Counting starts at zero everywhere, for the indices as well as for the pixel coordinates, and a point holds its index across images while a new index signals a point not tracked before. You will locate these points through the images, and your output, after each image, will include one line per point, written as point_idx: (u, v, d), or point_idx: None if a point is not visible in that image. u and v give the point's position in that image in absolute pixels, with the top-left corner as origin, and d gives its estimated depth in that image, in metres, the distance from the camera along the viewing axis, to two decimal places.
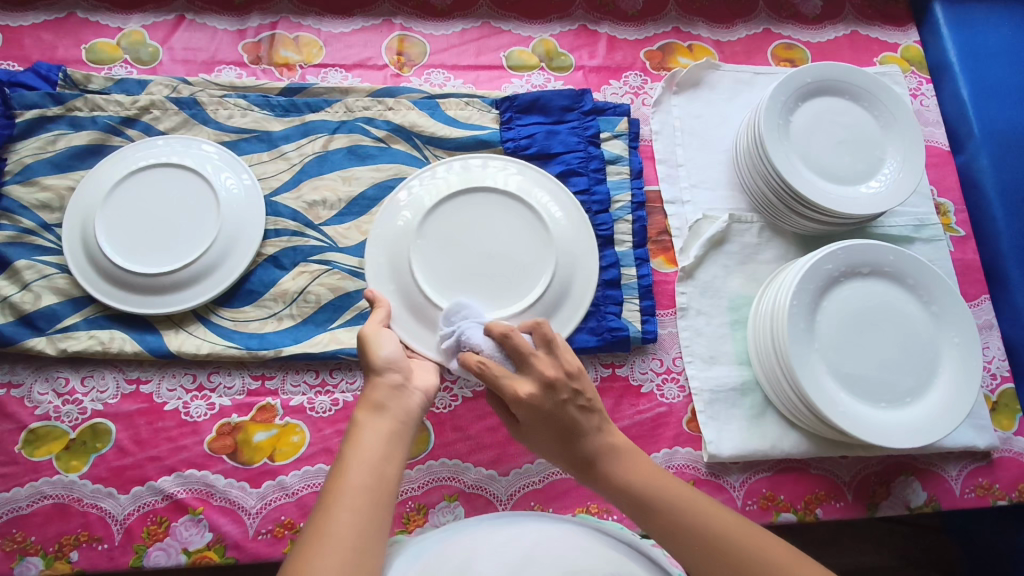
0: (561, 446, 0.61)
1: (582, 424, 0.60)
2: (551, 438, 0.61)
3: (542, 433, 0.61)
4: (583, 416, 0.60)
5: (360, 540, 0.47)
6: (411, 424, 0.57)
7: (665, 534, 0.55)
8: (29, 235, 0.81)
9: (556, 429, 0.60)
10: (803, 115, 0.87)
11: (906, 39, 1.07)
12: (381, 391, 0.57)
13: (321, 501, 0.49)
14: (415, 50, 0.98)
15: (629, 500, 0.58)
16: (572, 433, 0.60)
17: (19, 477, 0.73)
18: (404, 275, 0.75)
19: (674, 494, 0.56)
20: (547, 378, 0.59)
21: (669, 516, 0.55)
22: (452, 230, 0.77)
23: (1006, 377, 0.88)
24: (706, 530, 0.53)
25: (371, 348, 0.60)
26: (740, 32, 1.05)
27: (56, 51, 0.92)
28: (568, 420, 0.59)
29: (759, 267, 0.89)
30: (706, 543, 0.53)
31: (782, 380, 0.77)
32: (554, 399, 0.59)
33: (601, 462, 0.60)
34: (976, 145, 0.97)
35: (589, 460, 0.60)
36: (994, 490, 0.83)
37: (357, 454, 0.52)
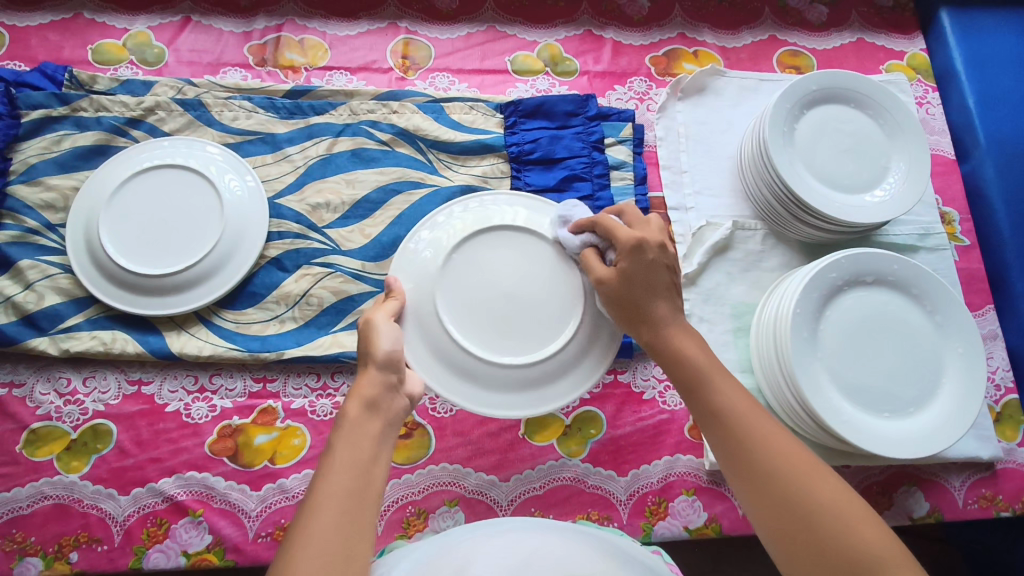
0: (636, 306, 0.60)
1: (668, 293, 0.61)
2: (631, 298, 0.60)
3: (630, 288, 0.60)
4: (670, 289, 0.61)
5: (348, 540, 0.47)
6: (396, 425, 0.56)
7: (706, 412, 0.57)
8: (32, 235, 0.81)
9: (647, 284, 0.60)
10: (809, 123, 0.87)
11: (912, 47, 1.07)
12: (375, 388, 0.56)
13: (306, 498, 0.49)
14: (420, 54, 0.98)
15: (681, 373, 0.59)
16: (656, 290, 0.60)
17: (20, 477, 0.73)
18: (428, 319, 0.65)
19: (727, 384, 0.58)
20: (661, 239, 0.62)
21: (716, 397, 0.57)
22: (482, 265, 0.66)
23: (1010, 388, 0.88)
24: (742, 422, 0.55)
25: (371, 338, 0.59)
26: (746, 39, 1.05)
27: (62, 51, 0.92)
28: (660, 280, 0.61)
29: (762, 275, 0.88)
30: (741, 433, 0.54)
31: (784, 389, 0.76)
32: (659, 257, 0.61)
33: (669, 330, 0.60)
34: (982, 154, 0.96)
35: (655, 325, 0.61)
36: (998, 501, 0.82)
37: (343, 452, 0.51)
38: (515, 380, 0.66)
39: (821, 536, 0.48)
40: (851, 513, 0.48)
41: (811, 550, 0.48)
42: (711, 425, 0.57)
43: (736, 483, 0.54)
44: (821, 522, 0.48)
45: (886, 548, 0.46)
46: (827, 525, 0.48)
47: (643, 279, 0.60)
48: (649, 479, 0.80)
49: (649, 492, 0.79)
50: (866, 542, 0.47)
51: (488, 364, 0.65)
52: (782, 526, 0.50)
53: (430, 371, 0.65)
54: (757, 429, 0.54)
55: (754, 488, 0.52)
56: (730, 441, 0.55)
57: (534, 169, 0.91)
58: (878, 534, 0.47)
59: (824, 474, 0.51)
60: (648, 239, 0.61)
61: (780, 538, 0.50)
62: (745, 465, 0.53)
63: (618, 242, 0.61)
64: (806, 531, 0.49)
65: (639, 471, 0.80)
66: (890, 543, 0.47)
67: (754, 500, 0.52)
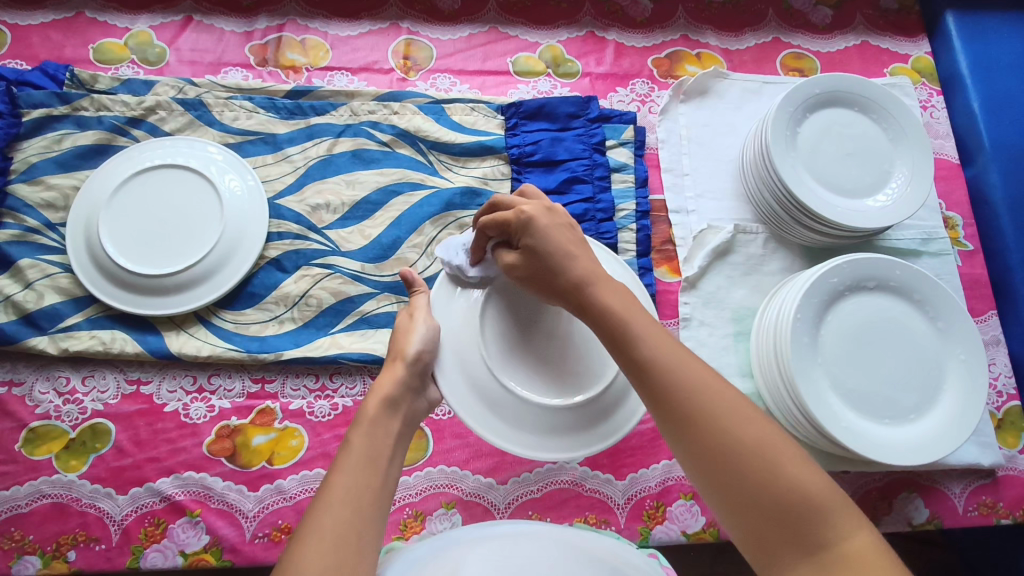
0: (550, 279, 0.56)
1: (578, 252, 0.57)
2: (543, 270, 0.57)
3: (542, 261, 0.57)
4: (579, 246, 0.57)
5: (359, 534, 0.47)
6: (411, 426, 0.60)
7: (635, 367, 0.50)
8: (33, 234, 0.81)
9: (556, 251, 0.56)
10: (812, 126, 0.87)
11: (917, 50, 1.06)
12: (397, 387, 0.59)
13: (320, 492, 0.50)
14: (422, 54, 0.98)
15: (607, 325, 0.52)
16: (565, 254, 0.56)
17: (18, 475, 0.74)
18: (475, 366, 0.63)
19: (657, 331, 0.51)
20: (547, 205, 0.60)
21: (645, 351, 0.50)
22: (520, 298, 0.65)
23: (1012, 395, 0.87)
24: (675, 376, 0.48)
25: (405, 335, 0.63)
26: (749, 41, 1.04)
27: (64, 50, 0.92)
28: (560, 242, 0.57)
29: (764, 278, 0.88)
30: (674, 388, 0.48)
31: (784, 394, 0.76)
32: (554, 221, 0.58)
33: (594, 287, 0.54)
34: (986, 159, 0.95)
35: (580, 285, 0.55)
36: (998, 509, 0.82)
37: (361, 450, 0.53)
38: (538, 420, 0.63)
39: (754, 476, 0.44)
40: (780, 452, 0.45)
41: (748, 501, 0.44)
42: (640, 382, 0.49)
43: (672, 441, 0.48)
44: (756, 475, 0.44)
45: (823, 492, 0.44)
46: (764, 476, 0.44)
47: (552, 244, 0.56)
48: (647, 483, 0.79)
49: (647, 496, 0.79)
50: (804, 487, 0.44)
51: (514, 399, 0.63)
52: (712, 472, 0.45)
53: (456, 396, 0.62)
54: (693, 381, 0.48)
55: (691, 444, 0.46)
56: (665, 397, 0.48)
57: (536, 171, 0.91)
58: (815, 477, 0.44)
59: (761, 422, 0.46)
60: (533, 208, 0.58)
61: (707, 476, 0.46)
62: (679, 423, 0.47)
63: (511, 226, 0.58)
64: (744, 484, 0.44)
65: (637, 475, 0.79)
66: (826, 485, 0.44)
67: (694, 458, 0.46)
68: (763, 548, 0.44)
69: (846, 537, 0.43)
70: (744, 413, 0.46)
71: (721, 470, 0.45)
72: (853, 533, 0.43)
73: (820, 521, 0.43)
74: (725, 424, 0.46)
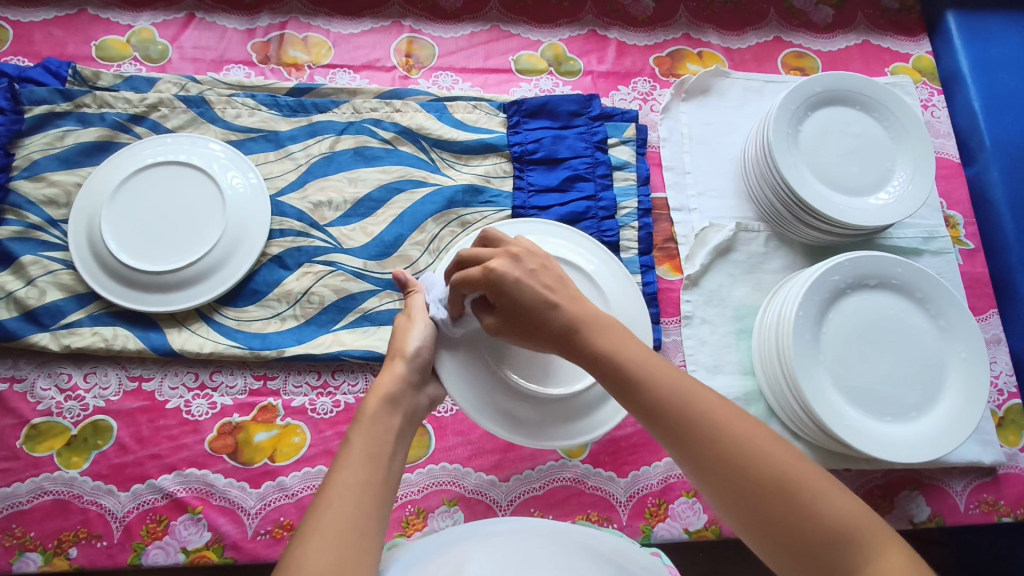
0: (529, 331, 0.55)
1: (556, 297, 0.55)
2: (522, 321, 0.55)
3: (518, 315, 0.55)
4: (556, 285, 0.56)
5: (359, 535, 0.47)
6: (412, 423, 0.59)
7: (646, 413, 0.49)
8: (35, 231, 0.81)
9: (531, 307, 0.54)
10: (813, 125, 0.87)
11: (918, 50, 1.06)
12: (397, 384, 0.58)
13: (321, 490, 0.49)
14: (424, 52, 0.98)
15: (610, 370, 0.51)
16: (541, 307, 0.54)
17: (20, 472, 0.73)
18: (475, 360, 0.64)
19: (658, 372, 0.50)
20: (512, 250, 0.56)
21: (652, 396, 0.49)
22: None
23: (1013, 393, 0.87)
24: (685, 417, 0.48)
25: (404, 333, 0.62)
26: (750, 40, 1.05)
27: (66, 47, 0.92)
28: (535, 289, 0.55)
29: (765, 276, 0.88)
30: (689, 430, 0.47)
31: (786, 392, 0.76)
32: (524, 270, 0.55)
33: (587, 330, 0.53)
34: (987, 158, 0.96)
35: (571, 328, 0.54)
36: (1000, 507, 0.82)
37: (363, 445, 0.53)
38: (537, 412, 0.65)
39: (780, 512, 0.44)
40: (805, 483, 0.44)
41: (779, 539, 0.44)
42: (653, 427, 0.49)
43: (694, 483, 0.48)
44: (780, 510, 0.44)
45: (848, 515, 0.43)
46: (790, 512, 0.44)
47: (522, 300, 0.54)
48: (649, 481, 0.79)
49: (649, 493, 0.79)
50: (828, 516, 0.43)
51: (514, 391, 0.64)
52: (742, 513, 0.45)
53: (458, 390, 0.63)
54: (702, 423, 0.47)
55: (714, 486, 0.46)
56: (679, 439, 0.48)
57: (538, 169, 0.91)
58: (839, 502, 0.44)
59: (779, 452, 0.46)
60: (500, 263, 0.55)
61: (736, 517, 0.46)
62: (698, 466, 0.47)
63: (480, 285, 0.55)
64: (772, 523, 0.44)
65: (639, 472, 0.80)
66: (850, 506, 0.44)
67: (720, 499, 0.46)
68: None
69: (878, 562, 0.42)
70: (758, 445, 0.46)
71: (747, 508, 0.45)
72: (884, 555, 0.42)
73: (850, 548, 0.42)
74: (742, 460, 0.45)
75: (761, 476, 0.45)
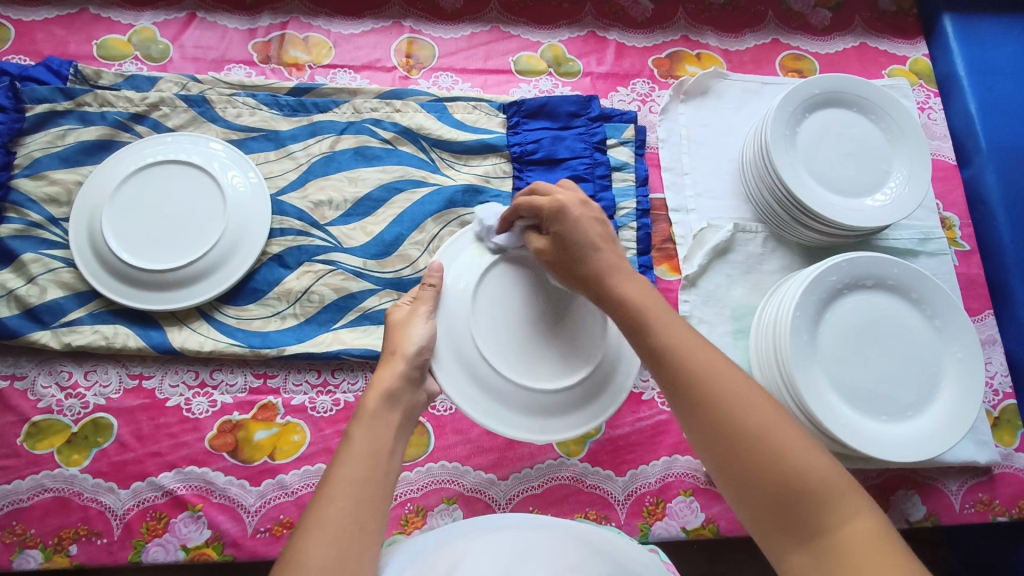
0: (571, 266, 0.60)
1: (605, 246, 0.60)
2: (569, 252, 0.60)
3: (568, 248, 0.60)
4: (607, 240, 0.61)
5: (360, 530, 0.47)
6: (412, 419, 0.58)
7: (650, 352, 0.54)
8: (36, 229, 0.81)
9: (579, 244, 0.60)
10: (810, 127, 0.87)
11: (914, 52, 1.07)
12: (397, 381, 0.57)
13: (322, 484, 0.49)
14: (424, 53, 0.99)
15: (627, 314, 0.56)
16: (590, 246, 0.60)
17: (20, 470, 0.74)
18: (471, 357, 0.65)
19: (672, 320, 0.55)
20: (584, 198, 0.63)
21: (659, 338, 0.53)
22: (510, 284, 0.68)
23: (1008, 393, 0.88)
24: (687, 359, 0.51)
25: (404, 335, 0.62)
26: (748, 42, 1.05)
27: (67, 46, 0.93)
28: (588, 233, 0.60)
29: (763, 277, 0.89)
30: (688, 371, 0.51)
31: (784, 392, 0.77)
32: (585, 212, 0.62)
33: (611, 278, 0.58)
34: (983, 160, 0.96)
35: (598, 276, 0.59)
36: (994, 506, 0.82)
37: (362, 443, 0.52)
38: (535, 405, 0.66)
39: (757, 456, 0.47)
40: (786, 437, 0.47)
41: (751, 485, 0.47)
42: (655, 365, 0.53)
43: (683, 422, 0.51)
44: (759, 457, 0.47)
45: (827, 474, 0.45)
46: (767, 460, 0.46)
47: (575, 236, 0.60)
48: (647, 480, 0.80)
49: (647, 492, 0.79)
50: (804, 469, 0.46)
51: (510, 386, 0.65)
52: (721, 451, 0.48)
53: (456, 388, 0.64)
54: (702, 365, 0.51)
55: (700, 425, 0.50)
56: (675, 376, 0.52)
57: (537, 169, 0.91)
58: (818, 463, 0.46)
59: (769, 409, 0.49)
60: (565, 198, 0.62)
61: (714, 454, 0.49)
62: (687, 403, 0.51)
63: (543, 213, 0.62)
64: (749, 467, 0.47)
65: (637, 471, 0.80)
66: (829, 467, 0.46)
67: (702, 440, 0.50)
68: (766, 527, 0.46)
69: (845, 523, 0.44)
70: (750, 397, 0.49)
71: (726, 445, 0.48)
72: (853, 517, 0.44)
73: (822, 505, 0.44)
74: (731, 404, 0.49)
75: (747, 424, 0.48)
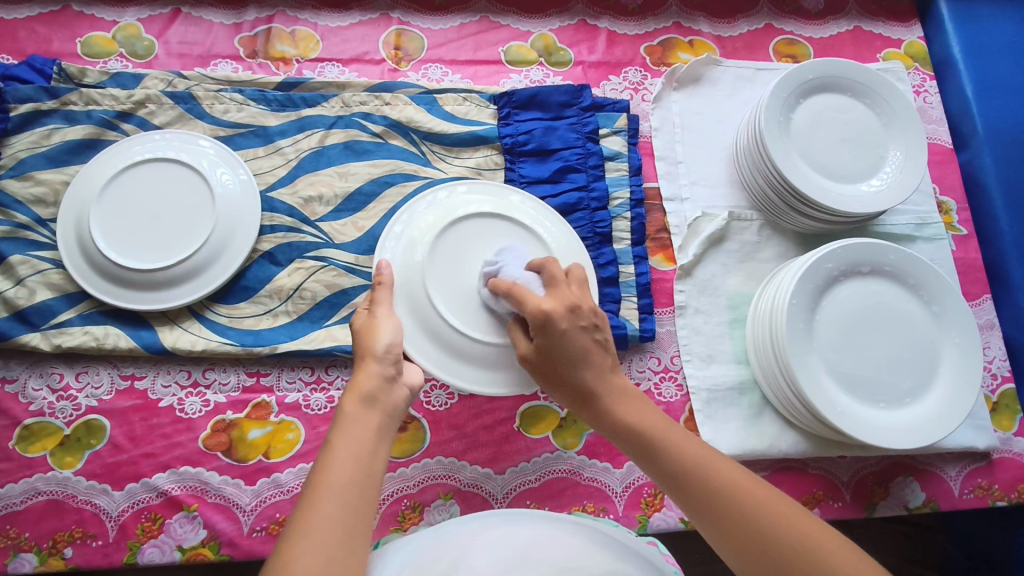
0: (565, 375, 0.60)
1: (594, 357, 0.60)
2: (555, 366, 0.60)
3: (548, 362, 0.60)
4: (602, 346, 0.61)
5: (348, 536, 0.46)
6: (395, 418, 0.56)
7: (663, 474, 0.57)
8: (23, 230, 0.80)
9: (565, 357, 0.59)
10: (804, 112, 0.86)
11: (910, 35, 1.06)
12: (372, 381, 0.56)
13: (307, 489, 0.48)
14: (413, 44, 0.97)
15: (634, 440, 0.58)
16: (579, 360, 0.59)
17: (13, 473, 0.73)
18: (432, 315, 0.68)
19: (682, 442, 0.57)
20: (571, 301, 0.59)
21: (672, 459, 0.56)
22: (460, 249, 0.71)
23: (1007, 377, 0.87)
24: (704, 473, 0.54)
25: (370, 333, 0.60)
26: (741, 28, 1.04)
27: (50, 44, 0.91)
28: (582, 345, 0.59)
29: (759, 265, 0.88)
30: (703, 486, 0.54)
31: (780, 379, 0.76)
32: (575, 323, 0.59)
33: (604, 402, 0.60)
34: (980, 143, 0.96)
35: (592, 395, 0.60)
36: (994, 491, 0.82)
37: (343, 446, 0.51)
38: (497, 362, 0.69)
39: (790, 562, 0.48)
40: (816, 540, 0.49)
41: None
42: (676, 488, 0.55)
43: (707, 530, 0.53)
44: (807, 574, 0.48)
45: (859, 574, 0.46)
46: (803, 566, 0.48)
47: (569, 352, 0.59)
48: (645, 471, 0.79)
49: (645, 484, 0.79)
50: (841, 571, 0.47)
51: (473, 343, 0.68)
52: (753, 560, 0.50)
53: (425, 353, 0.68)
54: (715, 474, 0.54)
55: (721, 531, 0.52)
56: (702, 500, 0.53)
57: (528, 161, 0.90)
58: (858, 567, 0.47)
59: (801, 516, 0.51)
60: (557, 310, 0.58)
61: (748, 563, 0.50)
62: (720, 523, 0.52)
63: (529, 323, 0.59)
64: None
65: (635, 462, 0.80)
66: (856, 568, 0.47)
67: (737, 550, 0.51)
68: None
69: None
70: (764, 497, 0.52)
71: (753, 550, 0.50)
72: None
73: None
74: (750, 506, 0.51)
75: (776, 532, 0.50)
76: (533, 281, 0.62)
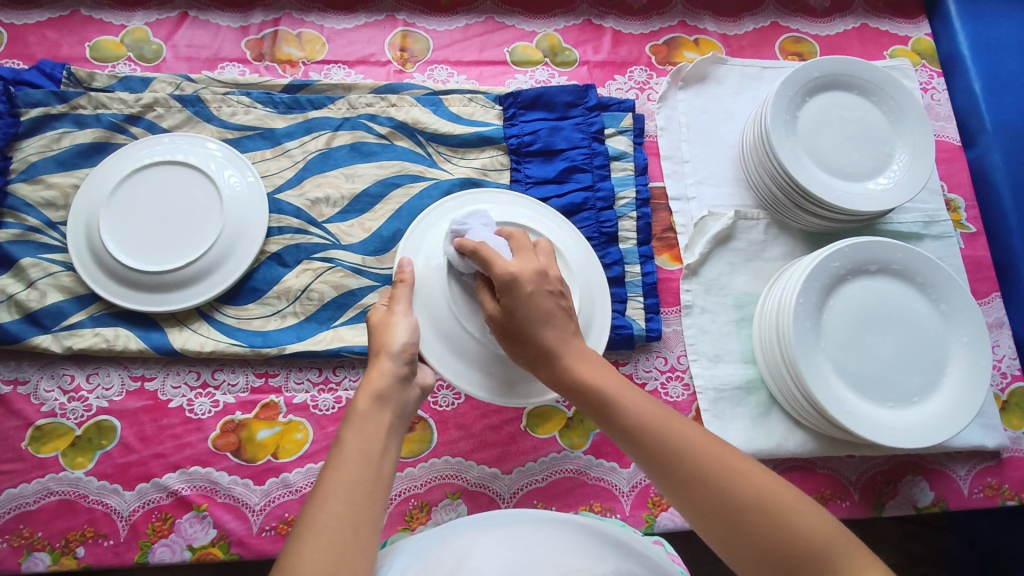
0: (525, 333, 0.60)
1: (557, 320, 0.61)
2: (518, 331, 0.60)
3: (512, 321, 0.60)
4: (566, 313, 0.62)
5: (357, 532, 0.46)
6: (404, 418, 0.57)
7: (624, 434, 0.56)
8: (34, 233, 0.81)
9: (529, 319, 0.60)
10: (810, 110, 0.86)
11: (917, 32, 1.05)
12: (384, 380, 0.56)
13: (316, 488, 0.49)
14: (418, 46, 0.98)
15: (590, 398, 0.58)
16: (542, 319, 0.60)
17: (25, 474, 0.74)
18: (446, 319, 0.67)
19: (634, 399, 0.57)
20: (539, 267, 0.62)
21: (626, 416, 0.56)
22: None
23: (1017, 375, 0.87)
24: (656, 431, 0.54)
25: (387, 332, 0.61)
26: (747, 26, 1.04)
27: (60, 49, 0.92)
28: (543, 310, 0.60)
29: (765, 264, 0.88)
30: (659, 444, 0.53)
31: (787, 378, 0.76)
32: (541, 287, 0.60)
33: (565, 360, 0.60)
34: (988, 140, 0.95)
35: (551, 355, 0.60)
36: (1004, 490, 0.82)
37: (353, 444, 0.51)
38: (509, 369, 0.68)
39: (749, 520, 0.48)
40: (778, 500, 0.49)
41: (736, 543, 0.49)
42: (631, 444, 0.55)
43: (665, 488, 0.53)
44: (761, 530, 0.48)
45: (821, 534, 0.46)
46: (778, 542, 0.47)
47: (530, 311, 0.59)
48: None
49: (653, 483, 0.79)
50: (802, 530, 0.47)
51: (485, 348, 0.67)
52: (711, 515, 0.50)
53: (438, 356, 0.67)
54: (710, 467, 0.51)
55: (678, 487, 0.52)
56: (657, 456, 0.53)
57: (534, 161, 0.90)
58: (827, 527, 0.47)
59: (805, 505, 0.48)
60: (525, 275, 0.60)
61: (703, 518, 0.51)
62: (676, 477, 0.52)
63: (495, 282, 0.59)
64: (744, 534, 0.48)
65: None
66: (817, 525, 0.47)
67: (733, 547, 0.49)
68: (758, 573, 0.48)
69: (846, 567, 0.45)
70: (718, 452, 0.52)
71: (712, 507, 0.50)
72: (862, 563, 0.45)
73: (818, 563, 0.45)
74: (705, 463, 0.51)
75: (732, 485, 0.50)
76: (501, 246, 0.63)
